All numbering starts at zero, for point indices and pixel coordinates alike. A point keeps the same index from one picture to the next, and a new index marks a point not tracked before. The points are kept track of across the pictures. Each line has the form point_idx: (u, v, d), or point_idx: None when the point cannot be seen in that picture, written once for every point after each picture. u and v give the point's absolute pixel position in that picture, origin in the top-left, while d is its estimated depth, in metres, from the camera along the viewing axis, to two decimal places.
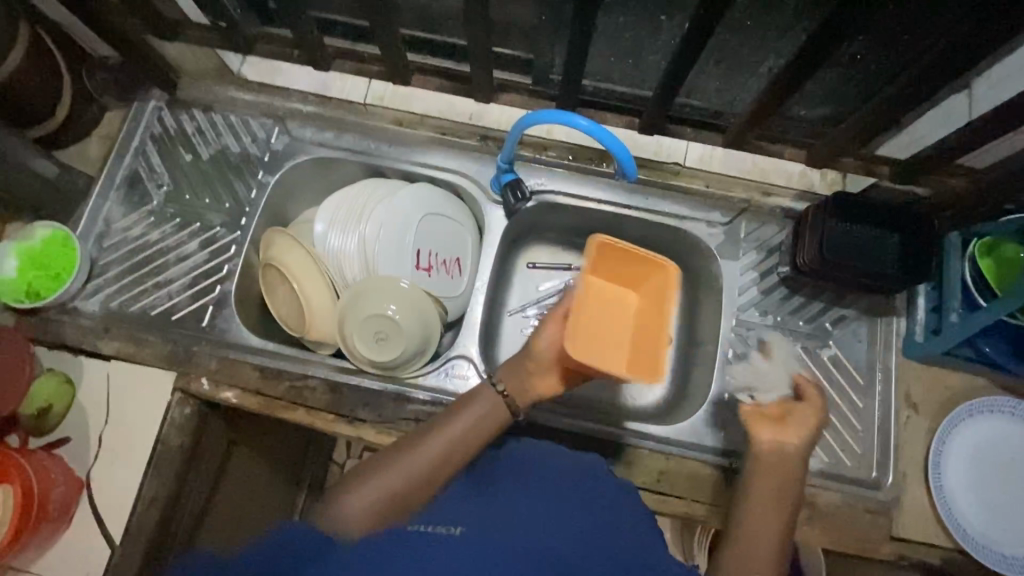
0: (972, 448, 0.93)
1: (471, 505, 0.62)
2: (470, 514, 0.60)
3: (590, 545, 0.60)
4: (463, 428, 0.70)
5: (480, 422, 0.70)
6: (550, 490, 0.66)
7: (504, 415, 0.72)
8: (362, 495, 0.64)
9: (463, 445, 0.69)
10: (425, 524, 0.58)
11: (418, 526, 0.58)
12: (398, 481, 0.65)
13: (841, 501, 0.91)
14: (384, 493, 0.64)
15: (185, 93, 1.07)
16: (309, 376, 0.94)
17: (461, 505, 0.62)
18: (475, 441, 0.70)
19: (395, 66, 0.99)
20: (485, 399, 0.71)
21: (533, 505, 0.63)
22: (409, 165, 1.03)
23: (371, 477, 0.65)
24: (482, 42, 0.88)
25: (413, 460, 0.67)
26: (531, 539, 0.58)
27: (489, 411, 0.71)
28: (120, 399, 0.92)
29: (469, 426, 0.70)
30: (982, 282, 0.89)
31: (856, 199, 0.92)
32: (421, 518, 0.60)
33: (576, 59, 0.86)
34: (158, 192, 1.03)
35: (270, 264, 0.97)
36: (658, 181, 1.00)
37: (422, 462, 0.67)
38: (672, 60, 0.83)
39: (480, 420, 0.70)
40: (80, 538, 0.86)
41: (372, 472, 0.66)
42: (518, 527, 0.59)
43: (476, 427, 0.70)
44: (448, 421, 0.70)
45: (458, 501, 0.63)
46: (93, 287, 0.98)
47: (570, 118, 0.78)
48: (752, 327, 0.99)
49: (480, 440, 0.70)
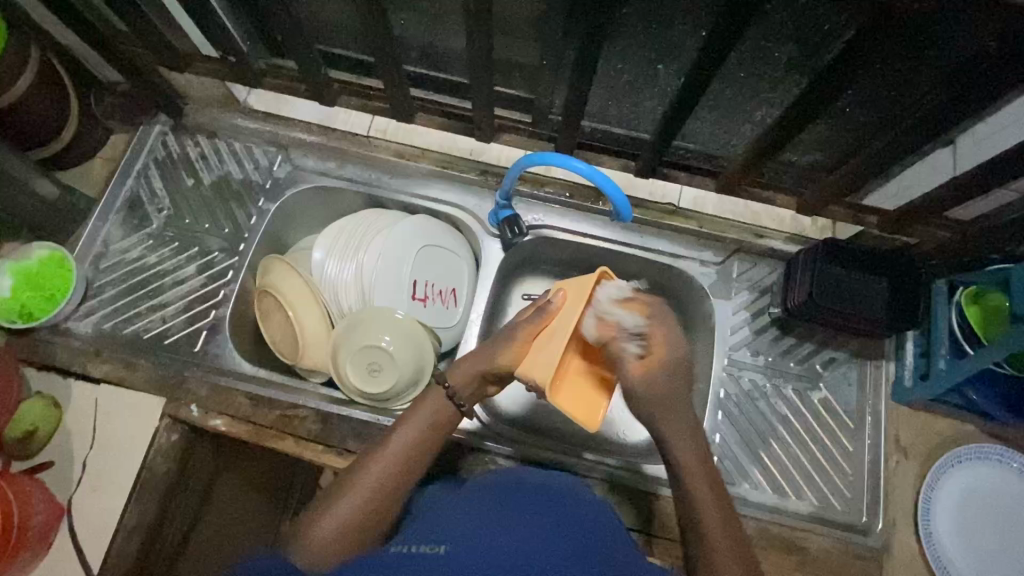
0: (959, 495, 0.93)
1: (455, 525, 0.60)
2: (457, 535, 0.57)
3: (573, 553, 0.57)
4: (415, 431, 0.71)
5: (428, 424, 0.72)
6: (535, 509, 0.63)
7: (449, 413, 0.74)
8: (327, 524, 0.62)
9: (417, 450, 0.70)
10: (408, 545, 0.55)
11: (400, 549, 0.54)
12: (360, 501, 0.65)
13: (831, 546, 0.91)
14: (351, 516, 0.63)
15: (191, 120, 1.09)
16: (299, 406, 0.93)
17: (447, 530, 0.58)
18: (428, 441, 0.71)
19: (399, 102, 1.02)
20: (428, 402, 0.74)
21: (520, 521, 0.60)
22: (407, 197, 1.05)
23: (331, 505, 0.64)
24: (485, 83, 0.90)
25: (371, 477, 0.67)
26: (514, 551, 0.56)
27: (433, 411, 0.73)
28: (107, 422, 0.91)
29: (420, 430, 0.71)
30: (969, 329, 0.90)
31: (846, 246, 0.94)
32: (404, 542, 0.56)
33: (578, 102, 0.89)
34: (157, 216, 1.04)
35: (265, 292, 0.97)
36: (653, 220, 1.02)
37: (380, 476, 0.67)
38: (670, 110, 0.86)
39: (430, 420, 0.72)
40: (56, 567, 0.84)
41: (333, 499, 0.65)
42: (502, 540, 0.56)
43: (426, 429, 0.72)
44: (398, 428, 0.72)
45: (444, 523, 0.61)
46: (87, 308, 0.98)
47: (565, 161, 0.81)
48: (744, 366, 1.00)
49: (434, 441, 0.72)
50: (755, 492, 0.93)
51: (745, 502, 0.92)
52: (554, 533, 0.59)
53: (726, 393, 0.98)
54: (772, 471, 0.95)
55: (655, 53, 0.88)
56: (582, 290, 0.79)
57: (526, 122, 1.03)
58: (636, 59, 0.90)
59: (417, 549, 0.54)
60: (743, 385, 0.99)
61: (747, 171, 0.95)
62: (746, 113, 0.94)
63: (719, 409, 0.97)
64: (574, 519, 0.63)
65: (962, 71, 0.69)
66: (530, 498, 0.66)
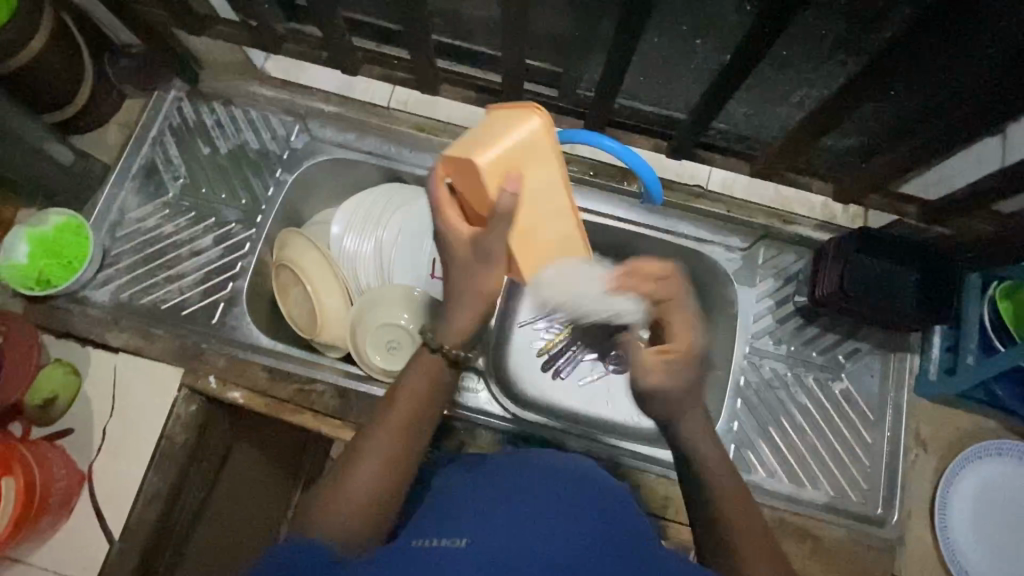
0: (978, 490, 0.93)
1: (469, 512, 0.57)
2: (474, 524, 0.54)
3: (595, 538, 0.54)
4: (416, 396, 0.64)
5: (428, 390, 0.65)
6: (555, 493, 0.60)
7: (445, 374, 0.66)
8: (341, 503, 0.57)
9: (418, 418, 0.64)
10: (428, 538, 0.53)
11: (422, 543, 0.52)
12: (372, 475, 0.59)
13: (845, 536, 0.91)
14: (367, 494, 0.58)
15: (207, 86, 1.06)
16: (317, 380, 0.93)
17: (464, 517, 0.56)
18: (425, 406, 0.65)
19: (424, 74, 0.98)
20: (423, 363, 0.65)
21: (535, 502, 0.58)
22: (427, 172, 1.02)
23: (342, 484, 0.58)
24: (514, 55, 0.87)
25: (377, 450, 0.61)
26: (532, 533, 0.53)
27: (431, 376, 0.65)
28: (127, 391, 0.91)
29: (420, 397, 0.64)
30: (1001, 326, 0.89)
31: (881, 235, 0.91)
32: (421, 532, 0.55)
33: (612, 77, 0.85)
34: (174, 184, 1.02)
35: (283, 265, 0.96)
36: (678, 203, 0.99)
37: (388, 447, 0.61)
38: (710, 87, 0.82)
39: (429, 385, 0.65)
40: (77, 531, 0.85)
41: (342, 477, 0.59)
42: (520, 524, 0.54)
43: (427, 395, 0.65)
44: (395, 398, 0.64)
45: (464, 508, 0.58)
46: (104, 277, 0.97)
47: (595, 138, 0.75)
48: (765, 355, 0.98)
49: (435, 404, 0.65)
50: (771, 481, 0.93)
51: (760, 490, 0.92)
52: (572, 514, 0.57)
53: (746, 380, 0.97)
54: (789, 459, 0.94)
55: (690, 26, 0.87)
56: (536, 160, 0.58)
57: (551, 96, 0.99)
58: (672, 34, 0.89)
59: (436, 543, 0.52)
60: (764, 373, 0.98)
61: (784, 156, 0.91)
62: (784, 94, 0.91)
63: (738, 398, 0.96)
64: (598, 502, 0.60)
65: (1020, 56, 0.66)
66: (553, 481, 0.63)
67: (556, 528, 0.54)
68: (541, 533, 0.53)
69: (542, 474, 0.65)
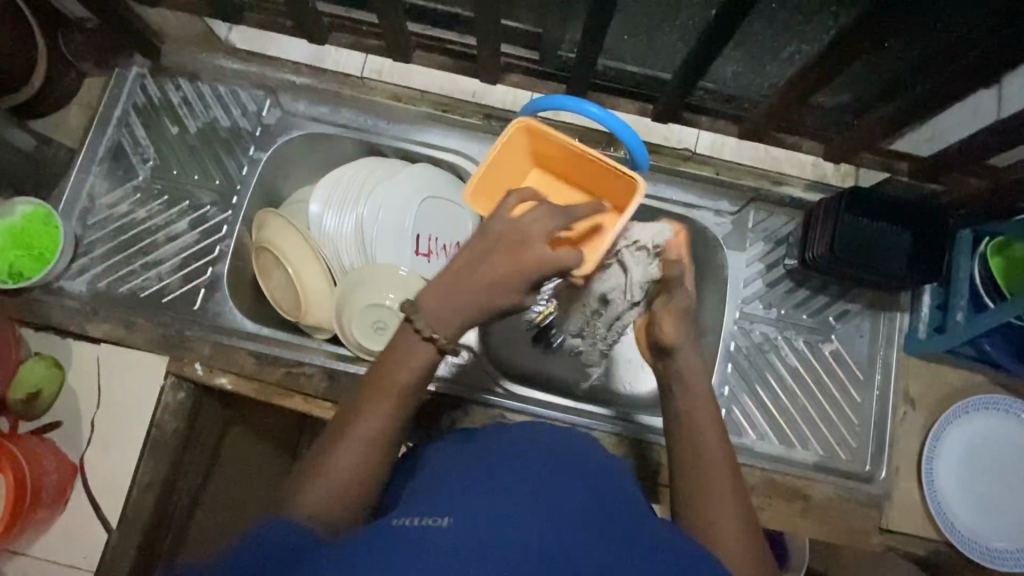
0: (965, 445, 0.94)
1: (451, 492, 0.53)
2: (457, 502, 0.51)
3: (587, 513, 0.50)
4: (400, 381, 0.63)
5: (417, 374, 0.64)
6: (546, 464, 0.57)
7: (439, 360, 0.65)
8: (322, 488, 0.57)
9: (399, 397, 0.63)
10: (410, 517, 0.49)
11: (400, 522, 0.48)
12: (355, 459, 0.59)
13: (834, 493, 0.92)
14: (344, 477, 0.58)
15: (170, 61, 1.00)
16: (305, 363, 0.92)
17: (453, 495, 0.52)
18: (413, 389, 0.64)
19: (396, 41, 0.93)
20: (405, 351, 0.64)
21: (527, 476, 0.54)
22: (405, 144, 0.99)
23: (321, 471, 0.58)
24: (490, 17, 0.82)
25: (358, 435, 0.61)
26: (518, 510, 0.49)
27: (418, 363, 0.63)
28: (111, 383, 0.89)
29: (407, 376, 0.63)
30: (991, 282, 0.87)
31: (873, 194, 0.89)
32: (408, 511, 0.51)
33: (594, 38, 0.81)
34: (143, 167, 0.98)
35: (264, 248, 0.94)
36: (666, 167, 0.97)
37: (371, 432, 0.61)
38: (699, 45, 0.78)
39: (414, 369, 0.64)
40: (73, 522, 0.85)
41: (318, 464, 0.59)
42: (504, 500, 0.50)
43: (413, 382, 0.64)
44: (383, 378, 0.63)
45: (448, 488, 0.55)
46: (79, 267, 0.95)
47: (578, 103, 0.68)
48: (756, 319, 0.98)
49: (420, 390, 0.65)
50: (762, 443, 0.94)
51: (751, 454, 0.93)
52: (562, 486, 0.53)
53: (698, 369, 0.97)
54: (780, 422, 0.95)
55: None
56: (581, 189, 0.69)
57: (533, 60, 0.96)
58: None
59: (418, 522, 0.48)
60: (755, 338, 0.97)
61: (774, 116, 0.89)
62: None
63: (730, 362, 0.96)
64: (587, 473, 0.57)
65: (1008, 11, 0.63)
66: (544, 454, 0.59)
67: (552, 504, 0.50)
68: (523, 508, 0.49)
69: (534, 446, 0.61)
